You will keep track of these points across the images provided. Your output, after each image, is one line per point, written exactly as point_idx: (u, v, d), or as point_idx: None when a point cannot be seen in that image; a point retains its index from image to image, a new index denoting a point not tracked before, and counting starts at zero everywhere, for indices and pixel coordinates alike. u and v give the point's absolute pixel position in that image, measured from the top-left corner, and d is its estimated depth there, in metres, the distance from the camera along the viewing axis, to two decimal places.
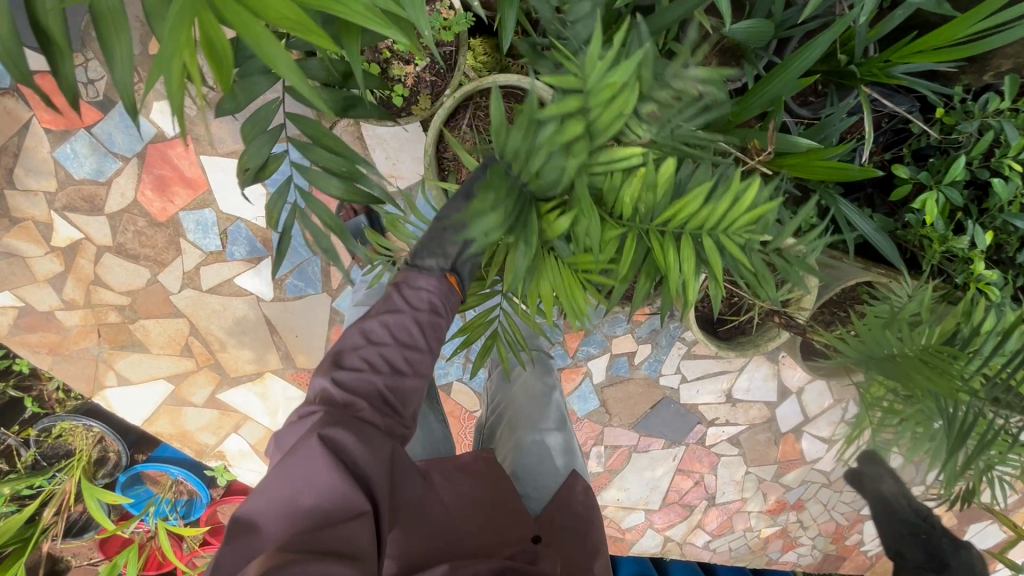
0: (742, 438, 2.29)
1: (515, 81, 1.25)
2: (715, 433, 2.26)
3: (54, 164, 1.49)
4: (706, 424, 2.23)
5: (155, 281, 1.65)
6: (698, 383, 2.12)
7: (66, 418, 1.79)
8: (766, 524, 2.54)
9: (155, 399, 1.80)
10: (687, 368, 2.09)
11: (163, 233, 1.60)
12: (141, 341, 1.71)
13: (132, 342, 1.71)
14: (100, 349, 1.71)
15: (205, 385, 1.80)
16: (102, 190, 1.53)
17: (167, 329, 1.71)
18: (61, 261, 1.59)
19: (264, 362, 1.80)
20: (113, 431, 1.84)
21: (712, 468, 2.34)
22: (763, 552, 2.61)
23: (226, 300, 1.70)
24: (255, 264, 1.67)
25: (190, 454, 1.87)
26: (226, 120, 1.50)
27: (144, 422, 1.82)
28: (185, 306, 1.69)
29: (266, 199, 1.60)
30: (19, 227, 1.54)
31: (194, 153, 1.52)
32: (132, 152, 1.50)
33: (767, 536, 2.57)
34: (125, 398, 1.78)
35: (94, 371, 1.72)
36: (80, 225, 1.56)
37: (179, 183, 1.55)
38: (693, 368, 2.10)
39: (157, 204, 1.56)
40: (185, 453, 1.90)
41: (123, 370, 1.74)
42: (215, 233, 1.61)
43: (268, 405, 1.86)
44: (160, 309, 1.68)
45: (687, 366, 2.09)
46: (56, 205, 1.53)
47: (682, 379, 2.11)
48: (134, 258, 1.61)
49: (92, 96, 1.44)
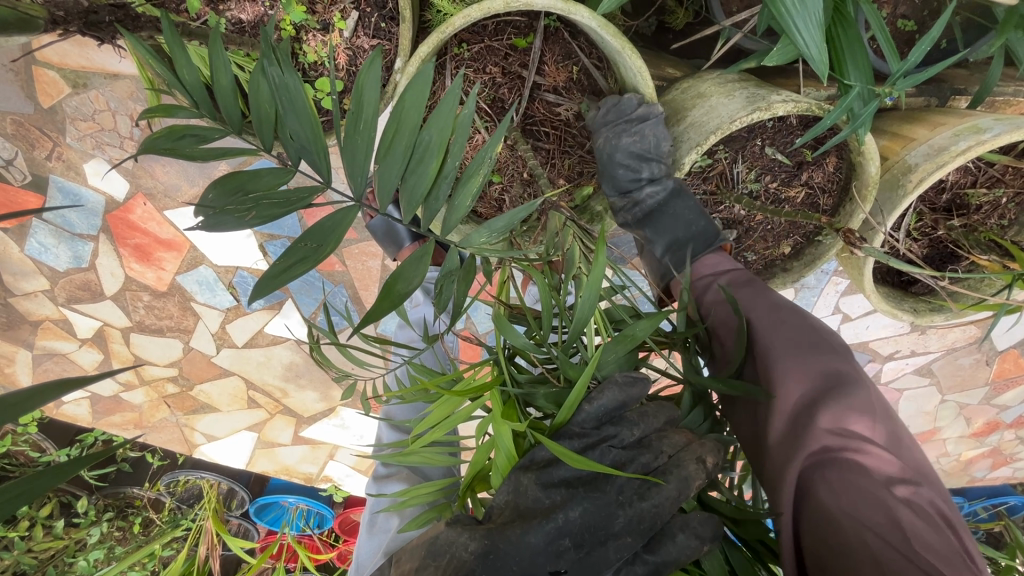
0: (941, 368, 1.63)
1: (512, 4, 0.68)
2: (896, 368, 1.61)
3: (35, 261, 1.32)
4: (882, 361, 1.59)
5: (190, 348, 1.48)
6: (870, 318, 1.47)
7: (181, 474, 1.81)
8: (969, 448, 1.81)
9: (247, 447, 1.67)
10: (851, 306, 1.46)
11: (172, 301, 1.38)
12: (207, 404, 1.60)
13: (199, 406, 1.60)
14: (176, 416, 1.63)
15: (285, 426, 1.63)
16: (92, 275, 1.33)
17: (225, 389, 1.57)
18: (97, 349, 1.46)
19: (330, 398, 1.59)
20: (226, 478, 1.85)
21: (894, 405, 1.71)
22: (962, 473, 1.86)
23: (267, 351, 1.48)
24: (279, 309, 1.40)
25: (300, 483, 1.72)
26: (169, 162, 1.16)
27: (247, 465, 1.71)
28: (230, 364, 1.51)
29: (257, 239, 1.26)
30: (42, 328, 1.43)
31: (157, 210, 1.22)
32: (96, 228, 1.25)
33: (970, 460, 1.84)
34: (220, 451, 1.70)
35: (181, 435, 1.67)
36: (93, 313, 1.40)
37: (160, 247, 1.28)
38: (861, 303, 1.46)
39: (150, 274, 1.33)
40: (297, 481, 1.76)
41: (205, 430, 1.64)
42: (222, 288, 1.35)
43: (352, 434, 1.64)
44: (208, 372, 1.53)
45: (847, 302, 1.45)
46: (60, 299, 1.38)
47: (843, 318, 1.48)
48: (159, 331, 1.44)
49: (21, 179, 1.17)
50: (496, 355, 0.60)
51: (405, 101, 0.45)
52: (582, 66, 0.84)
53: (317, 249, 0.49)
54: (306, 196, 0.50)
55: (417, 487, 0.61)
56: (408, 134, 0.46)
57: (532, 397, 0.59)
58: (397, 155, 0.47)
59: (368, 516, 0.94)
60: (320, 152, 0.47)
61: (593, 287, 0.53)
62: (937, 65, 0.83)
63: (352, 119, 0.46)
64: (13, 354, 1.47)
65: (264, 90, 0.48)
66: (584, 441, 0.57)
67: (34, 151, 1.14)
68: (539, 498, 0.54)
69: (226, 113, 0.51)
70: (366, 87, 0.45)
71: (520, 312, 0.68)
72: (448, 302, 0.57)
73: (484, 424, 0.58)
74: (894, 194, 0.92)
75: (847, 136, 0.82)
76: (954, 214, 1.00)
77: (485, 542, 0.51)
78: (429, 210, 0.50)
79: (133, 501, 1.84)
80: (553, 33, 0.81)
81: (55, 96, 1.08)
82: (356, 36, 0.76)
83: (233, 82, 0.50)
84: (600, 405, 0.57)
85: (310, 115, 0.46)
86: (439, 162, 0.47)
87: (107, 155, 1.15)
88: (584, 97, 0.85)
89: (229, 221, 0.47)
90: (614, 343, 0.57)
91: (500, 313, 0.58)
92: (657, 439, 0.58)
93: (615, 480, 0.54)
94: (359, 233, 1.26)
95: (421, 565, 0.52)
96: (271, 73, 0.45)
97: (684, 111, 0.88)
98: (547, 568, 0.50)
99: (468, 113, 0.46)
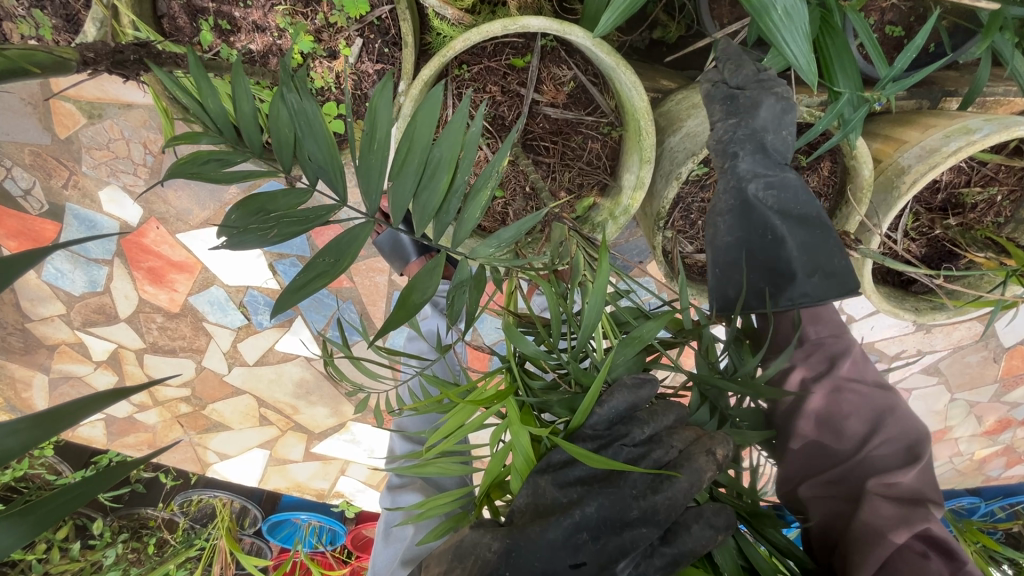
0: (948, 366, 1.63)
1: (510, 27, 0.71)
2: (903, 367, 1.62)
3: (51, 287, 1.35)
4: (889, 361, 1.59)
5: (203, 367, 1.50)
6: (874, 318, 1.48)
7: (195, 493, 1.82)
8: (981, 446, 1.80)
9: (259, 464, 1.69)
10: (854, 307, 1.47)
11: (185, 321, 1.41)
12: (219, 422, 1.62)
13: (212, 425, 1.62)
14: (189, 436, 1.65)
15: (297, 442, 1.65)
16: (107, 299, 1.37)
17: (237, 407, 1.59)
18: (112, 371, 1.49)
19: (341, 413, 1.60)
20: (239, 496, 1.86)
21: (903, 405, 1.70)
22: (976, 473, 1.85)
23: (278, 367, 1.50)
24: (289, 327, 1.42)
25: (313, 499, 1.73)
26: (181, 187, 1.20)
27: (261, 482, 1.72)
28: (242, 382, 1.53)
29: (267, 258, 1.29)
30: (58, 352, 1.46)
31: (169, 233, 1.26)
32: (111, 253, 1.29)
33: (984, 458, 1.83)
34: (233, 469, 1.71)
35: (195, 454, 1.69)
36: (108, 336, 1.43)
37: (173, 270, 1.31)
38: (863, 304, 1.47)
39: (163, 296, 1.36)
40: (309, 498, 1.76)
41: (218, 449, 1.66)
42: (234, 308, 1.38)
43: (364, 449, 1.66)
44: (221, 390, 1.55)
45: (851, 302, 1.46)
46: (76, 323, 1.41)
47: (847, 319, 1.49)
48: (172, 351, 1.46)
49: (37, 208, 1.21)
50: (509, 361, 0.62)
51: (416, 122, 0.47)
52: (579, 82, 0.87)
53: (334, 264, 0.51)
54: (323, 215, 0.52)
55: (436, 497, 0.62)
56: (419, 153, 0.49)
57: (547, 405, 0.60)
58: (408, 174, 0.49)
59: (383, 526, 0.95)
60: (336, 172, 0.50)
61: (601, 294, 0.55)
62: (923, 68, 0.86)
63: (365, 140, 0.48)
64: (29, 378, 1.50)
65: (284, 117, 0.50)
66: (597, 442, 0.60)
67: (51, 180, 1.18)
68: (557, 497, 0.55)
69: (248, 138, 0.53)
70: (380, 110, 0.48)
71: (528, 321, 0.70)
72: (460, 311, 0.59)
73: (499, 431, 0.60)
74: (889, 195, 0.94)
75: (839, 140, 0.84)
76: (950, 212, 1.02)
77: (507, 540, 0.53)
78: (440, 224, 0.53)
79: (147, 522, 1.85)
80: (549, 52, 0.84)
81: (71, 127, 1.12)
82: (361, 62, 0.79)
83: (253, 110, 0.53)
84: (612, 408, 0.59)
85: (328, 137, 0.49)
86: (449, 177, 0.50)
87: (121, 182, 1.18)
88: (581, 113, 0.88)
89: (252, 240, 0.50)
90: (627, 346, 0.59)
91: (510, 323, 0.60)
92: (668, 435, 0.60)
93: (627, 475, 0.56)
94: (366, 249, 1.29)
95: (448, 570, 0.54)
96: (290, 100, 0.48)
97: (679, 123, 0.91)
98: (568, 562, 0.52)
99: (477, 131, 0.49)
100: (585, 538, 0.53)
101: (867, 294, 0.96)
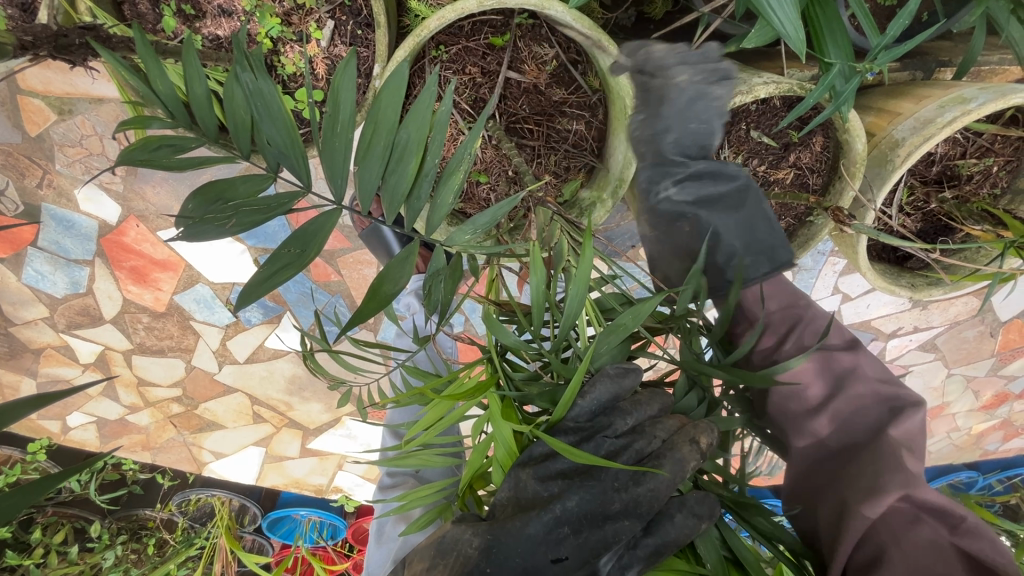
0: (945, 342, 1.62)
1: (486, 3, 0.68)
2: (900, 344, 1.61)
3: (32, 290, 1.33)
4: (885, 339, 1.58)
5: (193, 367, 1.48)
6: (870, 296, 1.47)
7: (192, 493, 1.81)
8: (979, 421, 1.80)
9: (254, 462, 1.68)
10: (850, 286, 1.45)
11: (172, 321, 1.38)
12: (213, 421, 1.60)
13: (205, 424, 1.61)
14: (183, 436, 1.63)
15: (293, 438, 1.63)
16: (91, 300, 1.34)
17: (230, 405, 1.57)
18: (100, 373, 1.46)
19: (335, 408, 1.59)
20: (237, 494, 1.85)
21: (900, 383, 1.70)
22: (974, 447, 1.85)
23: (269, 365, 1.49)
24: (277, 323, 1.40)
25: (312, 495, 1.72)
26: (159, 183, 1.17)
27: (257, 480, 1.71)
28: (234, 380, 1.51)
29: (251, 254, 1.26)
30: (45, 355, 1.43)
31: (150, 231, 1.23)
32: (91, 253, 1.26)
33: (981, 433, 1.83)
34: (229, 467, 1.70)
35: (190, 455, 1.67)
36: (94, 338, 1.41)
37: (156, 268, 1.29)
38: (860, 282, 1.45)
39: (148, 296, 1.33)
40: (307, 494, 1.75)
41: (213, 448, 1.65)
42: (220, 305, 1.35)
43: (360, 443, 1.64)
44: (212, 389, 1.53)
45: (847, 281, 1.44)
46: (61, 326, 1.38)
47: (844, 298, 1.48)
48: (160, 351, 1.44)
49: (12, 208, 1.18)
50: (490, 351, 0.60)
51: (379, 103, 0.45)
52: (562, 61, 0.84)
53: (300, 255, 0.49)
54: (287, 202, 0.50)
55: (416, 490, 0.61)
56: (383, 136, 0.46)
57: (528, 397, 0.59)
58: (373, 159, 0.47)
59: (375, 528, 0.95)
60: (298, 156, 0.48)
61: (583, 282, 0.53)
62: (915, 37, 0.83)
63: (326, 124, 0.46)
64: (17, 383, 1.47)
65: (238, 99, 0.48)
66: (579, 434, 0.58)
67: (24, 180, 1.15)
68: (538, 491, 0.54)
69: (202, 122, 0.51)
70: (341, 91, 0.45)
71: (510, 309, 0.68)
72: (437, 299, 0.57)
73: (480, 422, 0.58)
74: (883, 169, 0.91)
75: (831, 113, 0.81)
76: (946, 185, 1.00)
77: (487, 537, 0.52)
78: (411, 210, 0.51)
79: (146, 523, 1.84)
80: (530, 30, 0.81)
81: (41, 124, 1.08)
82: (334, 45, 0.76)
83: (207, 92, 0.51)
84: (594, 399, 0.58)
85: (287, 120, 0.46)
86: (417, 162, 0.48)
87: (97, 180, 1.15)
88: (566, 93, 0.85)
89: (211, 230, 0.48)
90: (610, 335, 0.57)
91: (491, 312, 0.57)
92: (651, 425, 0.58)
93: (608, 467, 0.54)
94: (352, 242, 1.27)
95: (430, 566, 0.52)
96: (244, 79, 0.46)
97: None
98: (549, 557, 0.50)
99: (444, 110, 0.46)
100: (567, 532, 0.51)
101: (863, 270, 0.94)
